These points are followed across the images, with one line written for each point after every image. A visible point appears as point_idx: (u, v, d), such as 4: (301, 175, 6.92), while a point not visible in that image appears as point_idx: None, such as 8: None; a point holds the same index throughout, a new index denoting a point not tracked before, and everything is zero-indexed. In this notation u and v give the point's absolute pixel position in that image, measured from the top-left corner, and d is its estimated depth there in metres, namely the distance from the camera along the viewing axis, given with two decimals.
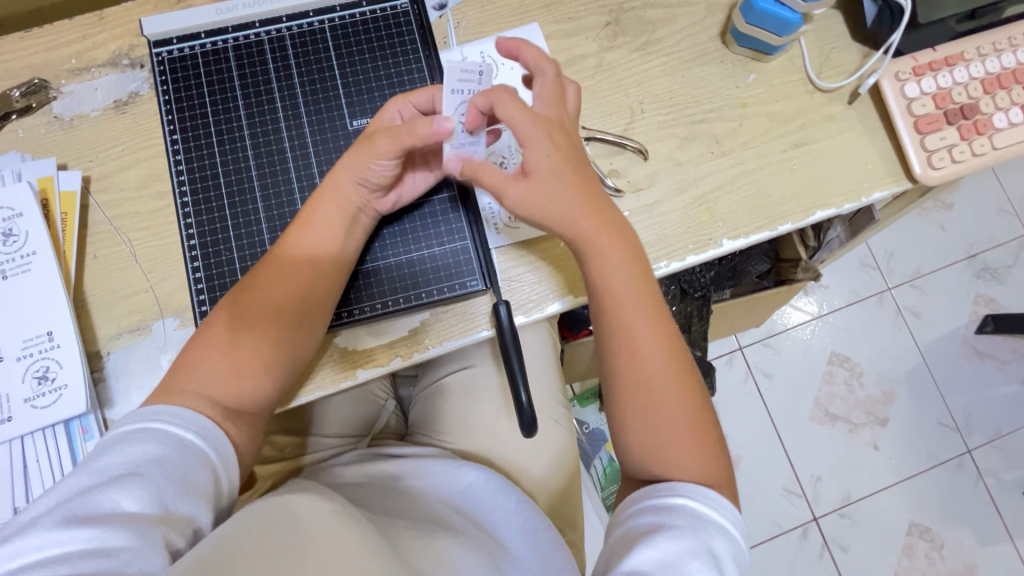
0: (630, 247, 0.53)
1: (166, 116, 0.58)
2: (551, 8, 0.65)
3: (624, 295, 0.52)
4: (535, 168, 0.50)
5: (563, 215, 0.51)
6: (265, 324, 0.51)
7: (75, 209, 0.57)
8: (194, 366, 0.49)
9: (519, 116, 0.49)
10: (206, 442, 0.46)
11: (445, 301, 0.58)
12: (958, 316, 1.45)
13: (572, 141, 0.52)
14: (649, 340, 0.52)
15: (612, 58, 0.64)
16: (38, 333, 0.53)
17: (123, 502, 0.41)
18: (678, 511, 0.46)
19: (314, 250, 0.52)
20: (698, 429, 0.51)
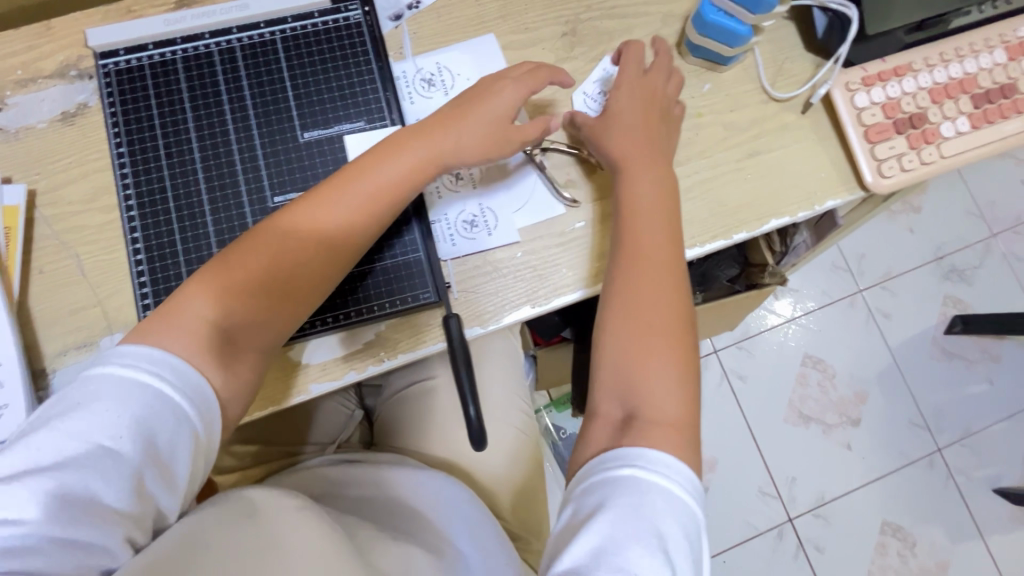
0: (664, 182, 0.57)
1: (113, 129, 0.58)
2: (508, 19, 0.65)
3: (647, 225, 0.55)
4: (616, 107, 0.59)
5: (609, 139, 0.58)
6: (296, 268, 0.50)
7: (19, 223, 0.55)
8: (225, 289, 0.48)
9: (632, 76, 0.60)
10: (197, 419, 0.44)
11: (398, 313, 0.57)
12: (927, 317, 1.47)
13: (665, 107, 0.60)
14: (659, 291, 0.53)
15: (568, 69, 0.65)
16: None
17: (96, 485, 0.40)
18: (623, 485, 0.44)
19: (360, 202, 0.51)
20: (676, 373, 0.51)
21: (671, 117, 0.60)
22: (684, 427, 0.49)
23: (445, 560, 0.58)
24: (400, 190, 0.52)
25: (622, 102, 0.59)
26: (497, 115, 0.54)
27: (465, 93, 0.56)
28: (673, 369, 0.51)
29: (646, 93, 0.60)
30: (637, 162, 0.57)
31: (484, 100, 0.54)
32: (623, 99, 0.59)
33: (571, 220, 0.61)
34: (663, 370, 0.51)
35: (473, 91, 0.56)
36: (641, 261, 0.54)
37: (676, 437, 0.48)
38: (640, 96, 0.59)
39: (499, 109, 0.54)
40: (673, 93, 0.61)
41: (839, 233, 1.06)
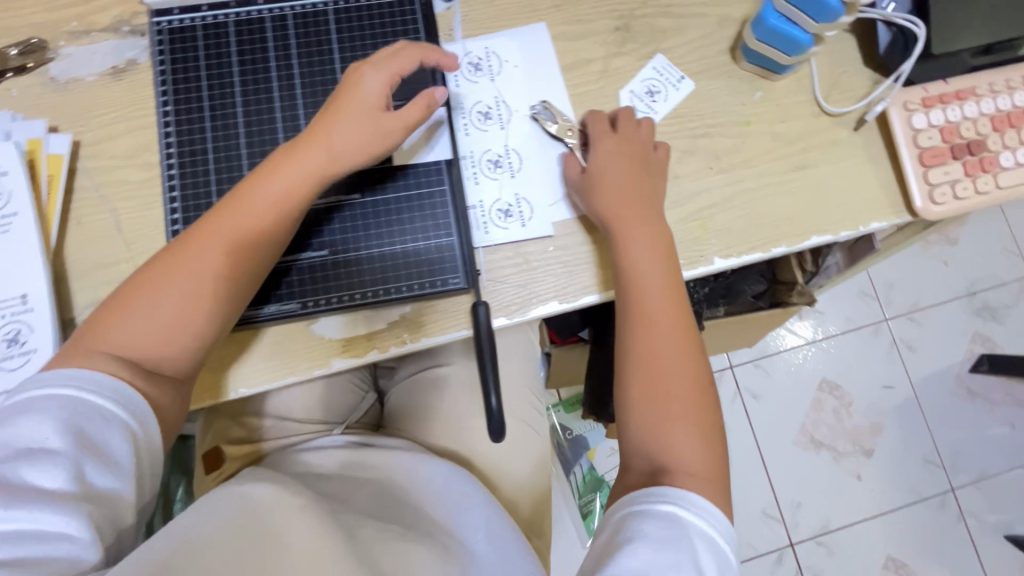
0: (657, 231, 0.56)
1: (161, 87, 0.58)
2: (561, 9, 0.64)
3: (648, 287, 0.55)
4: (601, 169, 0.58)
5: (601, 202, 0.57)
6: (199, 281, 0.49)
7: (61, 172, 0.56)
8: (124, 319, 0.48)
9: (605, 135, 0.59)
10: (126, 412, 0.46)
11: (422, 297, 0.56)
12: (953, 353, 1.43)
13: (643, 159, 0.58)
14: (671, 356, 0.54)
15: (618, 65, 0.63)
16: (11, 294, 0.52)
17: (41, 484, 0.41)
18: (663, 520, 0.47)
19: (259, 204, 0.51)
20: (700, 429, 0.53)
21: (655, 164, 0.59)
22: (717, 480, 0.51)
23: (451, 550, 0.57)
24: (303, 180, 0.51)
25: (603, 160, 0.58)
26: (367, 101, 0.52)
27: (334, 93, 0.54)
28: (696, 429, 0.52)
29: (625, 144, 0.58)
30: (629, 221, 0.56)
31: (350, 96, 0.53)
32: (604, 160, 0.58)
33: None
34: (688, 430, 0.52)
35: (339, 88, 0.54)
36: (646, 330, 0.55)
37: (714, 491, 0.50)
38: (618, 150, 0.58)
39: (370, 98, 0.53)
40: (651, 138, 0.59)
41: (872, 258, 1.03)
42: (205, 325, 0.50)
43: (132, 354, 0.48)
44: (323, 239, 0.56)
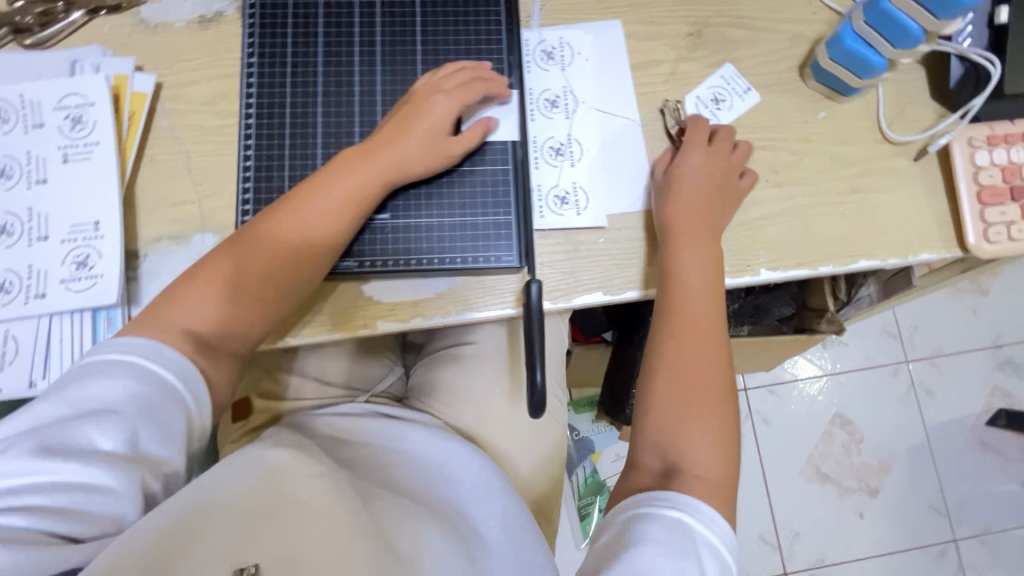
0: (711, 249, 0.57)
1: (248, 40, 0.60)
2: (637, 9, 0.65)
3: (696, 301, 0.56)
4: (685, 172, 0.58)
5: (670, 208, 0.58)
6: (267, 273, 0.52)
7: (143, 110, 0.58)
8: (188, 297, 0.51)
9: (693, 142, 0.60)
10: (185, 387, 0.48)
11: (471, 271, 0.57)
12: (971, 403, 1.42)
13: (722, 183, 0.59)
14: (705, 370, 0.54)
15: (686, 69, 0.64)
16: (85, 220, 0.54)
17: (98, 445, 0.43)
18: (670, 525, 0.46)
19: (325, 203, 0.53)
20: (722, 442, 0.52)
21: (733, 194, 0.60)
22: (729, 496, 0.51)
23: (456, 527, 0.55)
24: (368, 185, 0.54)
25: (687, 167, 0.58)
26: (437, 124, 0.55)
27: (402, 110, 0.56)
28: (718, 442, 0.52)
29: (712, 157, 0.59)
30: (688, 229, 0.56)
31: (420, 112, 0.55)
32: (688, 166, 0.58)
33: None
34: (710, 440, 0.52)
35: (408, 102, 0.57)
36: (686, 342, 0.55)
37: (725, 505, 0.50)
38: (706, 160, 0.59)
39: (437, 122, 0.55)
40: (741, 162, 0.60)
41: (905, 296, 1.03)
42: (270, 316, 0.53)
43: (193, 330, 0.50)
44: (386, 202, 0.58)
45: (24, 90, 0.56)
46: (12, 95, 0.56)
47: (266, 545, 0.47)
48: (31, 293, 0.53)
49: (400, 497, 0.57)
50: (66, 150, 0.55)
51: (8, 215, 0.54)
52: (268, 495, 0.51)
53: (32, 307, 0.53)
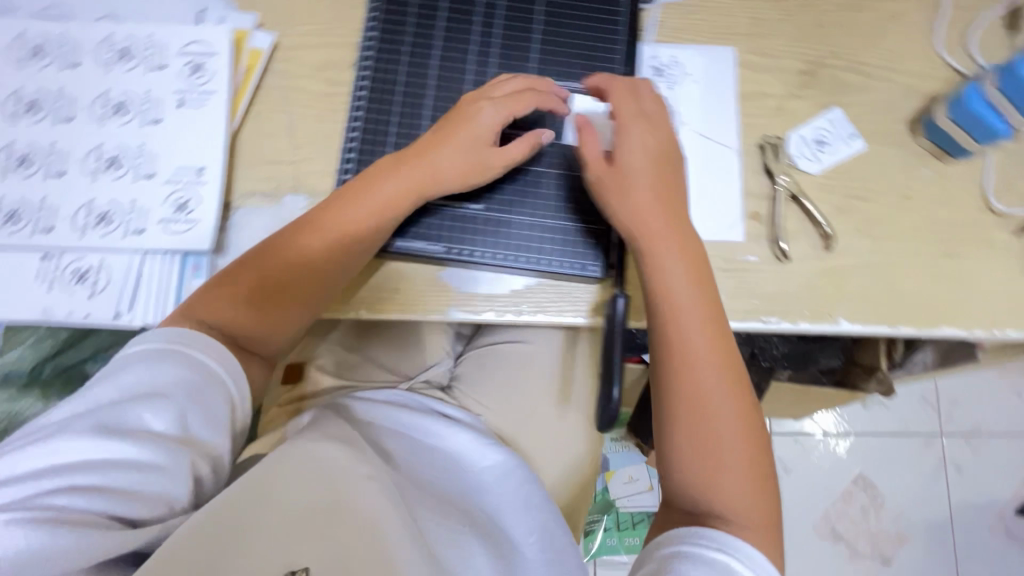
0: (694, 253, 0.53)
1: (373, 10, 0.60)
2: (752, 39, 0.64)
3: (683, 317, 0.51)
4: (626, 157, 0.54)
5: (629, 213, 0.53)
6: (296, 272, 0.53)
7: (258, 67, 0.60)
8: (223, 302, 0.53)
9: (618, 112, 0.54)
10: (224, 373, 0.50)
11: (554, 275, 0.57)
12: (1002, 488, 1.37)
13: (658, 156, 0.54)
14: (720, 397, 0.50)
15: (793, 106, 0.63)
16: (190, 165, 0.56)
17: (150, 428, 0.45)
18: (714, 569, 0.45)
19: (360, 210, 0.53)
20: (753, 472, 0.50)
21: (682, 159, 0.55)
22: (769, 529, 0.49)
23: (501, 546, 0.55)
24: (408, 195, 0.54)
25: (629, 145, 0.54)
26: (477, 134, 0.54)
27: (443, 120, 0.55)
28: (748, 475, 0.50)
29: (652, 133, 0.54)
30: (664, 229, 0.52)
31: (462, 123, 0.54)
32: (637, 150, 0.53)
33: (745, 252, 0.60)
34: (739, 473, 0.50)
35: (453, 111, 0.55)
36: (684, 373, 0.51)
37: (769, 547, 0.48)
38: (624, 129, 0.54)
39: (480, 131, 0.54)
40: (695, 131, 0.55)
41: (960, 369, 1.00)
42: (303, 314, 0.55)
43: (226, 328, 0.52)
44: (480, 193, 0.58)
45: (153, 31, 0.58)
46: (141, 37, 0.58)
47: (322, 547, 0.47)
48: (131, 227, 0.55)
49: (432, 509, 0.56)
50: (182, 95, 0.58)
51: (119, 148, 0.56)
52: (317, 493, 0.51)
53: (129, 241, 0.55)
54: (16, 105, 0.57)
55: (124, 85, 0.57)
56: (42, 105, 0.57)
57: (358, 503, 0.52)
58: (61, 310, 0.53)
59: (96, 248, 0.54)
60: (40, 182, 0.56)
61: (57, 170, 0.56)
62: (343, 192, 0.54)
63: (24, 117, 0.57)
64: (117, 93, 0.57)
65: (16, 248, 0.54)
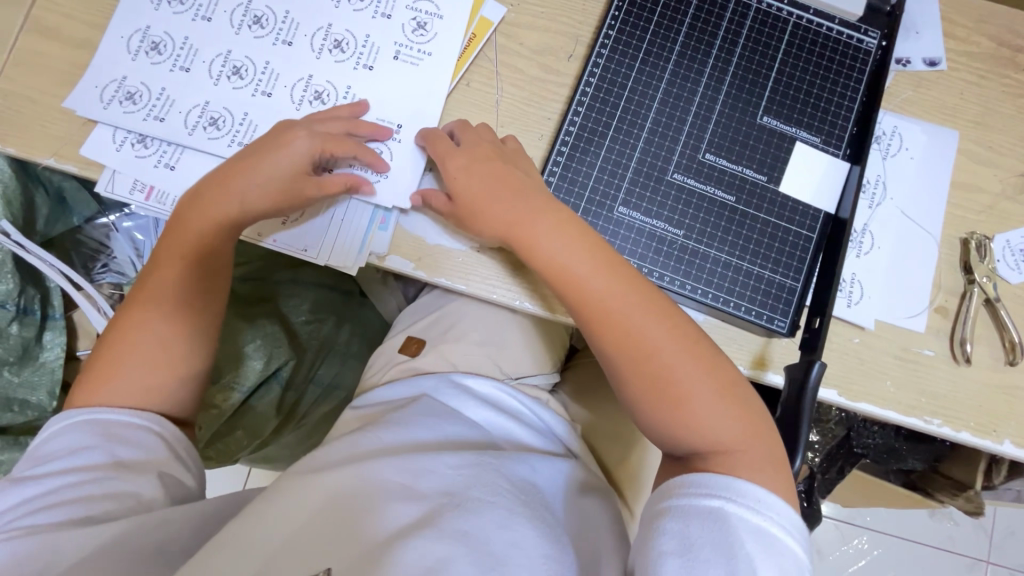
0: (562, 212, 0.52)
1: (614, 11, 0.58)
2: (980, 129, 0.61)
3: (574, 260, 0.50)
4: (462, 189, 0.53)
5: (488, 227, 0.52)
6: (167, 283, 0.53)
7: (483, 36, 0.59)
8: (117, 376, 0.50)
9: (439, 151, 0.54)
10: (139, 416, 0.49)
11: (738, 320, 0.53)
12: None
13: (504, 159, 0.53)
14: (645, 325, 0.48)
15: (1006, 208, 0.60)
16: (392, 120, 0.57)
17: (81, 469, 0.45)
18: (708, 515, 0.42)
19: (203, 226, 0.53)
20: (717, 382, 0.47)
21: (518, 149, 0.55)
22: (758, 431, 0.46)
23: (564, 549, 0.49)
24: (243, 210, 0.52)
25: (462, 181, 0.53)
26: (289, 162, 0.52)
27: (253, 147, 0.54)
28: (710, 388, 0.47)
29: (475, 154, 0.53)
30: (522, 207, 0.52)
31: (278, 154, 0.52)
32: (460, 182, 0.53)
33: (921, 345, 0.57)
34: (701, 392, 0.47)
35: (268, 140, 0.54)
36: (611, 341, 0.49)
37: (761, 459, 0.45)
38: (470, 162, 0.53)
39: (293, 161, 0.53)
40: (494, 136, 0.55)
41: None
42: (202, 320, 0.54)
43: (123, 357, 0.51)
44: (681, 218, 0.54)
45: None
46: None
47: (340, 548, 0.44)
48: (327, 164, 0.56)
49: (522, 501, 0.50)
50: (399, 50, 0.58)
51: (327, 84, 0.57)
52: (330, 491, 0.48)
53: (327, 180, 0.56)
54: (243, 16, 0.58)
55: (347, 25, 0.58)
56: (267, 23, 0.58)
57: (391, 504, 0.47)
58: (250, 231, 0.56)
59: None
60: (247, 96, 0.57)
61: (265, 90, 0.57)
62: (176, 223, 0.53)
63: (247, 30, 0.58)
64: (337, 30, 0.58)
65: (215, 155, 0.56)
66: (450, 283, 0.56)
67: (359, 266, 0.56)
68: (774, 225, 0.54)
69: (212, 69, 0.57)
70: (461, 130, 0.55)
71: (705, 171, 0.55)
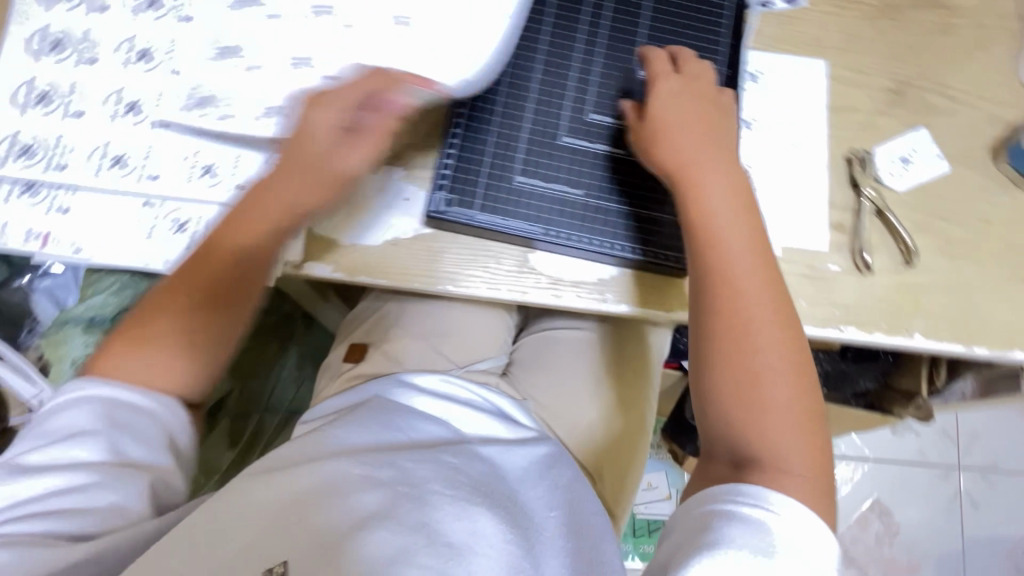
0: (738, 188, 0.54)
1: None
2: (846, 55, 0.65)
3: (721, 229, 0.53)
4: (662, 113, 0.56)
5: (663, 153, 0.55)
6: (222, 284, 0.53)
7: None
8: (144, 358, 0.51)
9: (665, 79, 0.57)
10: (156, 403, 0.50)
11: (645, 265, 0.57)
12: (1013, 525, 1.36)
13: (711, 119, 0.56)
14: (763, 327, 0.50)
15: (881, 123, 0.64)
16: (296, 127, 0.57)
17: (81, 460, 0.46)
18: (753, 526, 0.44)
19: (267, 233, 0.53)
20: (801, 409, 0.49)
21: (729, 108, 0.57)
22: (822, 476, 0.49)
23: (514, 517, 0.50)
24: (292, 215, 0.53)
25: (667, 102, 0.56)
26: (310, 144, 0.53)
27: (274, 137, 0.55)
28: (797, 414, 0.49)
29: (689, 91, 0.56)
30: (705, 161, 0.54)
31: (304, 133, 0.53)
32: (665, 103, 0.56)
33: (827, 261, 0.61)
34: (787, 400, 0.49)
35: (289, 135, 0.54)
36: (730, 324, 0.51)
37: (812, 485, 0.48)
38: (674, 93, 0.56)
39: (317, 141, 0.53)
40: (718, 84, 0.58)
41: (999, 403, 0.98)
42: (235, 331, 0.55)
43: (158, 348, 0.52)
44: (580, 178, 0.57)
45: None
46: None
47: (300, 543, 0.45)
48: (235, 182, 0.55)
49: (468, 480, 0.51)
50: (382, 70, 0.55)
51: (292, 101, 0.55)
52: (298, 492, 0.48)
53: (232, 195, 0.55)
54: (219, 47, 0.56)
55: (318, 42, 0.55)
56: (235, 48, 0.56)
57: (349, 497, 0.47)
58: (158, 259, 0.54)
59: (197, 201, 0.55)
60: (218, 123, 0.55)
61: (164, 120, 0.56)
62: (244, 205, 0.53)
63: (218, 57, 0.56)
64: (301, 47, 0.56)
65: (122, 192, 0.55)
66: (371, 281, 0.57)
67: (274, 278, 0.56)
68: None
69: (194, 103, 0.56)
70: (696, 73, 0.57)
71: (594, 130, 0.58)
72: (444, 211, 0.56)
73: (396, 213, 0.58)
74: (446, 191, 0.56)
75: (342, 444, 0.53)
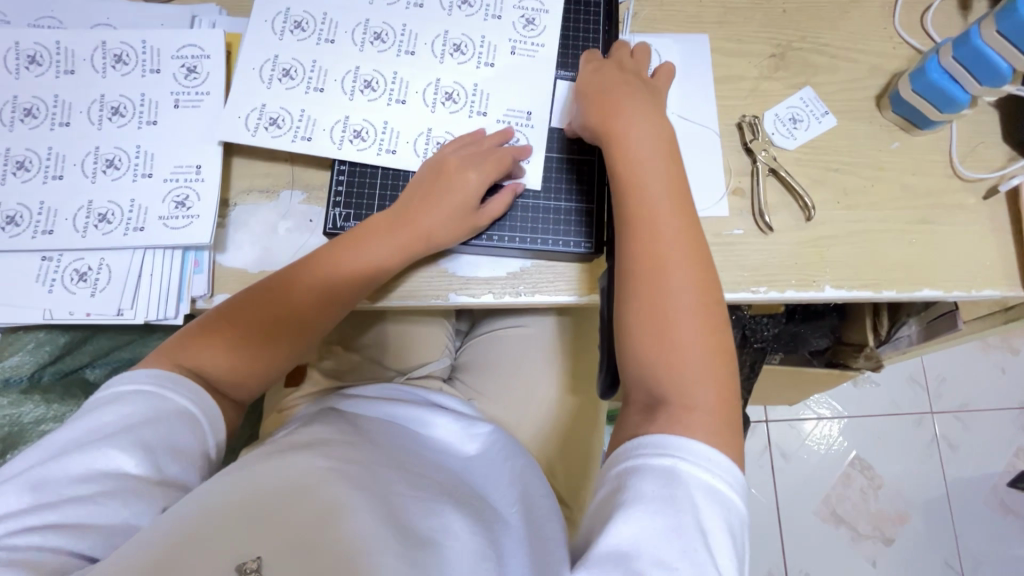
0: (666, 141, 0.54)
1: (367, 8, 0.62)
2: (724, 26, 0.68)
3: (649, 175, 0.52)
4: (594, 83, 0.58)
5: (591, 114, 0.57)
6: (303, 315, 0.55)
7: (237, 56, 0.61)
8: (221, 359, 0.53)
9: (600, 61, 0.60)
10: (200, 409, 0.50)
11: (547, 253, 0.59)
12: (994, 462, 1.38)
13: (641, 86, 0.57)
14: (677, 265, 0.50)
15: (767, 87, 0.66)
16: (189, 164, 0.58)
17: (120, 468, 0.45)
18: (663, 474, 0.43)
19: (348, 271, 0.55)
20: (710, 349, 0.48)
21: (659, 83, 0.59)
22: (728, 417, 0.47)
23: None
24: (370, 265, 0.55)
25: (597, 76, 0.59)
26: (428, 196, 0.56)
27: (423, 186, 0.56)
28: (704, 352, 0.48)
29: (624, 68, 0.59)
30: (633, 116, 0.55)
31: (450, 193, 0.56)
32: (596, 77, 0.58)
33: (730, 226, 0.62)
34: (694, 339, 0.48)
35: (432, 185, 0.56)
36: (645, 263, 0.50)
37: (718, 422, 0.46)
38: (607, 69, 0.59)
39: (432, 191, 0.56)
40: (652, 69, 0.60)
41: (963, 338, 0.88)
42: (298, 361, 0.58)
43: (216, 372, 0.53)
44: None
45: (407, 20, 0.61)
46: (395, 13, 0.61)
47: (274, 533, 0.40)
48: (131, 225, 0.56)
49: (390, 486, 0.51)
50: (435, 85, 0.61)
51: (365, 123, 0.59)
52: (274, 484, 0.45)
53: (130, 238, 0.56)
54: (272, 70, 0.60)
55: (374, 65, 0.61)
56: (297, 74, 0.60)
57: (316, 489, 0.44)
58: (61, 311, 0.55)
59: (96, 249, 0.56)
60: (288, 143, 0.58)
61: (56, 175, 0.57)
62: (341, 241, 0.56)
63: (278, 82, 0.60)
64: (365, 71, 0.60)
65: (20, 250, 0.55)
66: None
67: (183, 314, 0.56)
68: (556, 161, 0.61)
69: (249, 121, 0.58)
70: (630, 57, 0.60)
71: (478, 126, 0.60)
72: (341, 226, 0.58)
73: (302, 235, 0.59)
74: (342, 207, 0.58)
75: (295, 441, 0.53)
